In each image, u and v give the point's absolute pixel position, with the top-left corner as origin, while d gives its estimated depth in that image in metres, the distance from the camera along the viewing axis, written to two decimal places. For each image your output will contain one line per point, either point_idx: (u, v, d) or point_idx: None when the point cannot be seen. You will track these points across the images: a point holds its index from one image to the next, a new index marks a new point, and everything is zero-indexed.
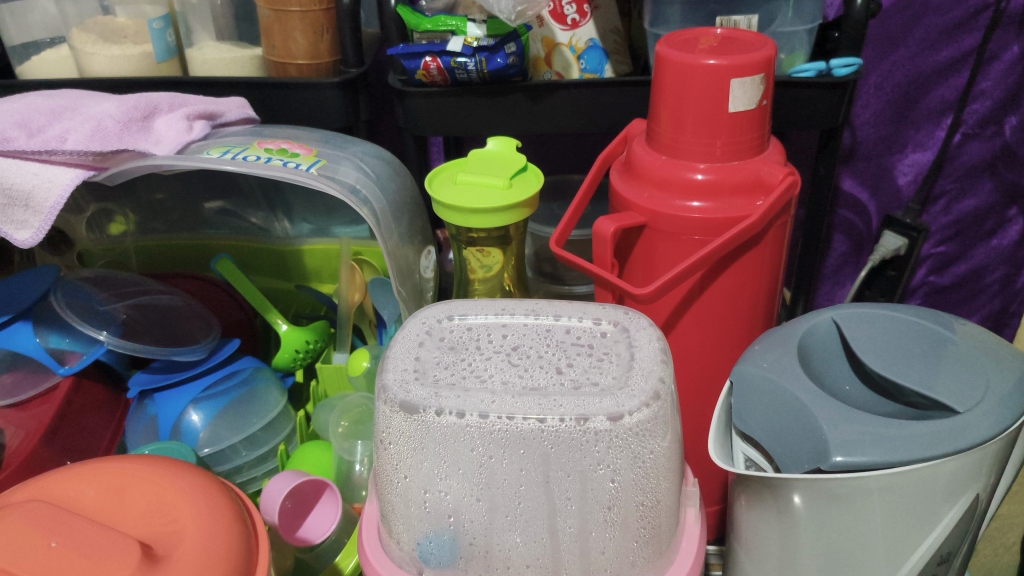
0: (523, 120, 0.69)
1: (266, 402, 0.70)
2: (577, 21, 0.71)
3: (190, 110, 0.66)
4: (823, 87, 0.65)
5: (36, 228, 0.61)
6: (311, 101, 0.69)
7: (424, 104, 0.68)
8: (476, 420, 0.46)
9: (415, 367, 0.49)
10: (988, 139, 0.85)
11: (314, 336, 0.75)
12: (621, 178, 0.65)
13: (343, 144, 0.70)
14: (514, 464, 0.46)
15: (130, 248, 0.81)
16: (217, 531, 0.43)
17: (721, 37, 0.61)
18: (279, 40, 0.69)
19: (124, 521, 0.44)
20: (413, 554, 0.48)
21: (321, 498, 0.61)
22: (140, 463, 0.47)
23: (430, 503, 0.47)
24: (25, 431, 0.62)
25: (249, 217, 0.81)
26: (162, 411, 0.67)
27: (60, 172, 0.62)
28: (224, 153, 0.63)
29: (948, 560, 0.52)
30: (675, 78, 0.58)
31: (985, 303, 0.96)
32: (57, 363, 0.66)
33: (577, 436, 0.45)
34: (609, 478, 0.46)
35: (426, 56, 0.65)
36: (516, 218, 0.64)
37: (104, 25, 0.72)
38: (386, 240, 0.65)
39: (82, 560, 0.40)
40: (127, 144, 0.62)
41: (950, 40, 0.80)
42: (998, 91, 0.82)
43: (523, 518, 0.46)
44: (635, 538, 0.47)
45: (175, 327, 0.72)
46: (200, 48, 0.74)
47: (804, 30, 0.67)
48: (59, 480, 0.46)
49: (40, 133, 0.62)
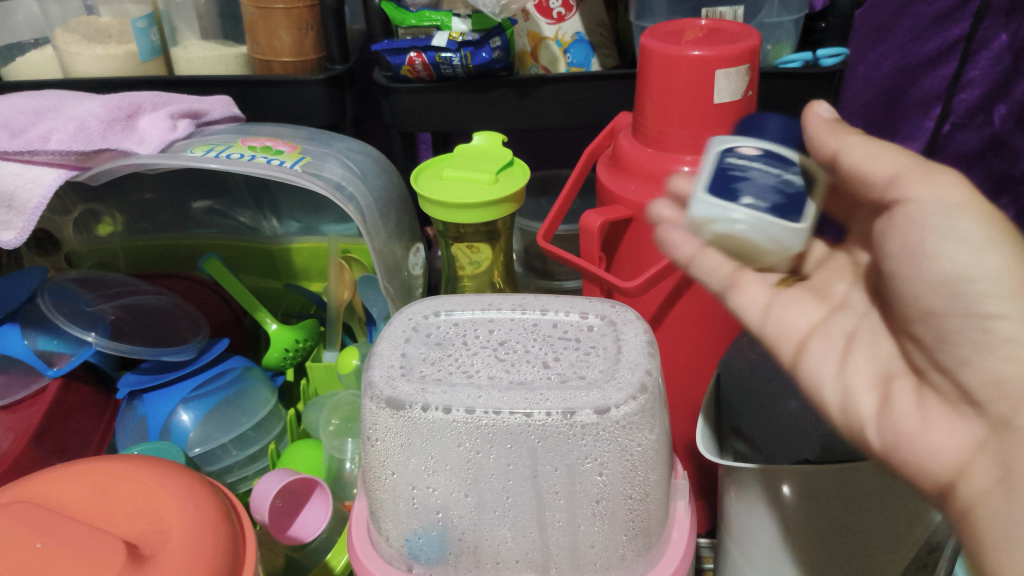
0: (510, 115, 0.69)
1: (256, 401, 0.70)
2: (563, 14, 0.70)
3: (174, 109, 0.66)
4: (805, 78, 0.64)
5: (20, 228, 0.61)
6: (295, 98, 0.69)
7: (409, 100, 0.68)
8: (462, 415, 0.46)
9: (401, 364, 0.49)
10: (978, 129, 0.82)
11: (304, 335, 0.75)
12: (608, 172, 0.65)
13: (329, 141, 0.69)
14: (501, 458, 0.46)
15: (118, 249, 0.81)
16: (204, 530, 0.43)
17: (706, 28, 0.61)
18: (263, 38, 0.69)
19: (111, 521, 0.44)
20: (403, 550, 0.48)
21: (311, 496, 0.61)
22: (128, 462, 0.47)
23: (418, 499, 0.47)
24: (14, 433, 0.62)
25: (236, 216, 0.81)
26: (150, 412, 0.67)
27: (43, 172, 0.61)
28: (208, 151, 0.63)
29: (937, 551, 0.53)
30: (660, 70, 0.58)
31: None
32: (46, 364, 0.66)
33: (564, 430, 0.45)
34: (597, 472, 0.46)
35: (410, 52, 0.65)
36: (503, 212, 0.64)
37: (88, 26, 0.72)
38: (372, 237, 0.65)
39: (69, 560, 0.40)
40: (110, 144, 0.61)
41: (938, 30, 0.80)
42: (987, 80, 0.79)
43: (512, 512, 0.46)
44: (624, 531, 0.47)
45: (164, 327, 0.72)
46: (185, 47, 0.74)
47: (791, 20, 0.67)
48: (45, 480, 0.45)
49: (22, 133, 0.61)
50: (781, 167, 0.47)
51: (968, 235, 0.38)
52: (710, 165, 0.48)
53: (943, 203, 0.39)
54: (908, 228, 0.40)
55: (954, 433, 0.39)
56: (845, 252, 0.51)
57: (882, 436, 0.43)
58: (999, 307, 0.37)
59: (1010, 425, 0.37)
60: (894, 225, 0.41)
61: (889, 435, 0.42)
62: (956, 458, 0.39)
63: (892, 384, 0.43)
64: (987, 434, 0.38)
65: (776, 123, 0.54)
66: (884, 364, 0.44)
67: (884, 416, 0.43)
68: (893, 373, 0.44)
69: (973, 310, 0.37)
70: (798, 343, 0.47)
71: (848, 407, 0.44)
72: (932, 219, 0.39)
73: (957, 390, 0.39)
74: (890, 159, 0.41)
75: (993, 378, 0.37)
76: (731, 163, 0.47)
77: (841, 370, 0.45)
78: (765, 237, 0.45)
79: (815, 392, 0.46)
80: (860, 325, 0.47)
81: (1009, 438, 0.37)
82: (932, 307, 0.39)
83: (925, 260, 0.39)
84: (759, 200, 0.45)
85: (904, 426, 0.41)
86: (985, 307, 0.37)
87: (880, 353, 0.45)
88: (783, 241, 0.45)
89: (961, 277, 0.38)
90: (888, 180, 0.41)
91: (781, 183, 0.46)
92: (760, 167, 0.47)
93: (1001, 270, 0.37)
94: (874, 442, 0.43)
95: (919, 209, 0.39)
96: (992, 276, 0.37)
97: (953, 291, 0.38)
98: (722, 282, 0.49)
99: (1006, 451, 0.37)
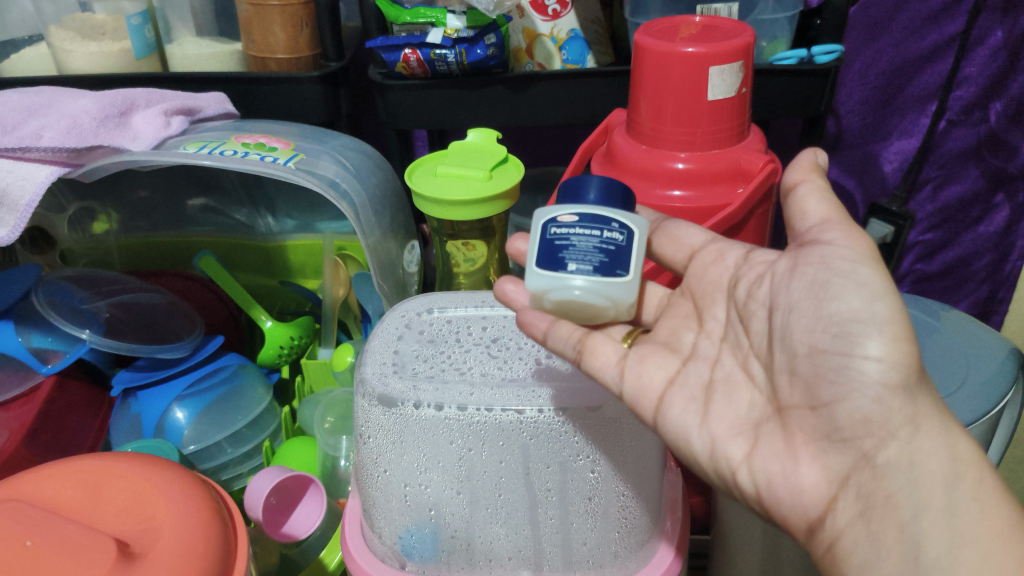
0: (505, 112, 0.69)
1: (250, 398, 0.70)
2: (558, 11, 0.70)
3: (168, 106, 0.66)
4: (800, 74, 0.64)
5: (11, 226, 0.60)
6: (290, 95, 0.69)
7: (403, 97, 0.68)
8: (454, 412, 0.46)
9: (394, 362, 0.49)
10: (973, 125, 0.83)
11: (299, 332, 0.75)
12: (602, 168, 0.65)
13: (323, 138, 0.69)
14: (494, 456, 0.46)
15: (113, 247, 0.81)
16: (195, 528, 0.43)
17: (701, 25, 0.61)
18: (258, 34, 0.69)
19: (101, 519, 0.43)
20: (396, 548, 0.48)
21: (305, 494, 0.61)
22: (119, 460, 0.46)
23: (410, 496, 0.47)
24: (7, 431, 0.62)
25: (232, 214, 0.81)
26: (144, 409, 0.67)
27: (35, 169, 0.61)
28: (201, 149, 0.63)
29: None
30: (653, 67, 0.58)
31: (972, 290, 0.94)
32: (39, 362, 0.65)
33: (556, 427, 0.46)
34: (590, 469, 0.46)
35: (405, 49, 0.65)
36: (498, 209, 0.64)
37: (82, 22, 0.71)
38: (366, 234, 0.65)
39: (60, 559, 0.40)
40: (103, 141, 0.61)
41: (934, 27, 0.80)
42: (982, 77, 0.80)
43: (504, 510, 0.47)
44: (617, 528, 0.47)
45: (158, 326, 0.72)
46: (180, 44, 0.74)
47: (785, 17, 0.67)
48: (35, 478, 0.45)
49: (15, 130, 0.61)
50: (600, 225, 0.46)
51: (867, 281, 0.41)
52: (536, 237, 0.47)
53: (850, 253, 0.42)
54: (818, 265, 0.43)
55: (818, 470, 0.42)
56: (686, 299, 0.52)
57: (753, 479, 0.43)
58: (880, 351, 0.40)
59: (872, 460, 0.41)
60: (802, 267, 0.43)
61: (760, 477, 0.43)
62: (821, 496, 0.41)
63: (760, 431, 0.44)
64: (851, 470, 0.41)
65: (594, 180, 0.48)
66: (744, 413, 0.45)
67: (753, 460, 0.43)
68: (757, 419, 0.44)
69: (853, 351, 0.40)
70: (657, 398, 0.45)
71: (717, 453, 0.44)
72: (842, 262, 0.42)
73: (823, 428, 0.41)
74: (828, 205, 0.45)
75: (862, 417, 0.40)
76: (550, 232, 0.46)
77: (702, 424, 0.45)
78: (600, 298, 0.45)
79: (682, 444, 0.45)
80: (715, 374, 0.47)
81: (870, 472, 0.41)
82: (819, 346, 0.41)
83: (826, 300, 0.41)
84: (584, 266, 0.45)
85: (772, 468, 0.42)
86: (865, 349, 0.40)
87: (736, 401, 0.45)
88: (616, 298, 0.45)
89: (852, 320, 0.40)
90: (819, 223, 0.45)
91: (602, 244, 0.45)
92: (580, 231, 0.45)
93: (889, 320, 0.40)
94: (745, 485, 0.43)
95: (831, 252, 0.43)
96: (881, 323, 0.40)
97: (841, 330, 0.41)
98: (574, 349, 0.46)
99: (868, 485, 0.41)
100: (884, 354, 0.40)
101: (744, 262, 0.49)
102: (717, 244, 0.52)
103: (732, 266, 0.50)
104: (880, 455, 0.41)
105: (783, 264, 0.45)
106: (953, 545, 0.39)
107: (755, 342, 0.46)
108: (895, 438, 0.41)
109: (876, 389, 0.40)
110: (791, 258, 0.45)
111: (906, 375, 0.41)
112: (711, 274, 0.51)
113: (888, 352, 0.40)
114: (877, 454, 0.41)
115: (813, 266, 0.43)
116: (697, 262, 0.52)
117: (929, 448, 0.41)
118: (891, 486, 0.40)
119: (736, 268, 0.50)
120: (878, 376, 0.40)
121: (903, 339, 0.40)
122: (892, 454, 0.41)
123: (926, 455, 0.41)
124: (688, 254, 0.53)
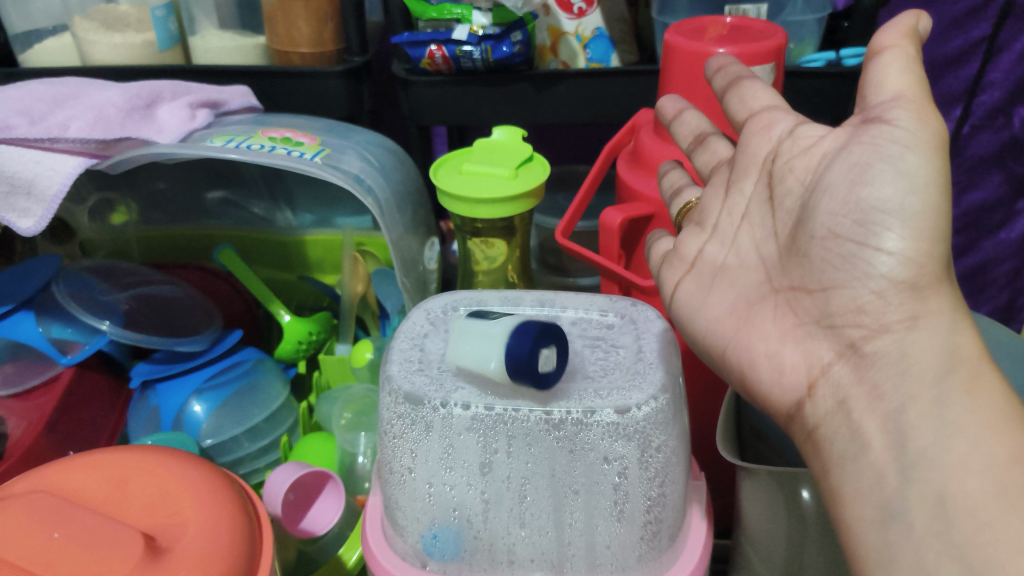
0: (529, 109, 0.68)
1: (267, 393, 0.69)
2: (584, 9, 0.70)
3: (193, 98, 0.66)
4: (828, 75, 0.64)
5: (39, 216, 0.60)
6: (314, 89, 0.69)
7: (427, 93, 0.67)
8: (482, 413, 0.46)
9: (421, 360, 0.50)
10: (997, 131, 0.82)
11: (317, 327, 0.75)
12: (628, 169, 0.65)
13: (348, 133, 0.69)
14: (521, 456, 0.46)
15: (132, 238, 0.80)
16: (221, 523, 0.43)
17: (731, 26, 0.60)
18: (282, 28, 0.68)
19: (127, 513, 0.43)
20: (418, 547, 0.48)
21: (324, 488, 0.61)
22: (144, 454, 0.46)
23: (435, 495, 0.47)
24: (27, 422, 0.61)
25: (251, 207, 0.80)
26: (163, 402, 0.67)
27: (63, 160, 0.61)
28: (227, 142, 0.62)
29: None
30: (683, 67, 0.57)
31: (993, 296, 0.92)
32: (59, 353, 0.65)
33: (585, 429, 0.46)
34: (617, 473, 0.46)
35: (431, 45, 0.64)
36: (522, 209, 0.63)
37: (106, 14, 0.72)
38: (389, 230, 0.65)
39: (86, 554, 0.40)
40: (130, 132, 0.62)
41: (959, 31, 0.78)
42: (1008, 82, 0.79)
43: (530, 510, 0.47)
44: (642, 533, 0.47)
45: (178, 320, 0.71)
46: (203, 36, 0.73)
47: (813, 19, 0.66)
48: (61, 470, 0.45)
49: (42, 120, 0.62)
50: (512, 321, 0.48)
51: (909, 172, 0.40)
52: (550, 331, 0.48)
53: (908, 137, 0.40)
54: (867, 146, 0.41)
55: (800, 353, 0.43)
56: None
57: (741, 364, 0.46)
58: (895, 245, 0.40)
59: (858, 350, 0.41)
60: (850, 147, 0.42)
61: (746, 357, 0.45)
62: (799, 383, 0.43)
63: (753, 310, 0.46)
64: (835, 360, 0.42)
65: None
66: (745, 292, 0.47)
67: (745, 341, 0.46)
68: (754, 297, 0.46)
69: (868, 240, 0.40)
70: (677, 286, 0.51)
71: (711, 331, 0.48)
72: (892, 146, 0.40)
73: (814, 312, 0.43)
74: (909, 76, 0.41)
75: (857, 306, 0.41)
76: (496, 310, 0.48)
77: (702, 306, 0.48)
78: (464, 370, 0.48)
79: (691, 327, 0.49)
80: (730, 259, 0.49)
81: (856, 361, 0.41)
82: (836, 231, 0.41)
83: (860, 184, 0.41)
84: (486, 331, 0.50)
85: (758, 348, 0.45)
86: (881, 242, 0.40)
87: (739, 286, 0.47)
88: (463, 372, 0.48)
89: (878, 208, 0.40)
90: (893, 97, 0.41)
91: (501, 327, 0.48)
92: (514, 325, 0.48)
93: (917, 214, 0.40)
94: (733, 365, 0.46)
95: (888, 132, 0.40)
96: (908, 215, 0.40)
97: (863, 218, 0.40)
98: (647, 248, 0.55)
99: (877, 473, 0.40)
100: (899, 249, 0.40)
101: (788, 136, 0.46)
102: (772, 110, 0.48)
103: (776, 139, 0.47)
104: (868, 345, 0.41)
105: (834, 140, 0.43)
106: (942, 435, 0.38)
107: (780, 220, 0.46)
108: (889, 330, 0.41)
109: (878, 281, 0.41)
110: (846, 134, 0.43)
111: (917, 274, 0.40)
112: (755, 144, 0.48)
113: (903, 247, 0.40)
114: (865, 344, 0.41)
115: (861, 147, 0.41)
116: (752, 124, 0.49)
117: (927, 343, 0.40)
118: (877, 376, 0.41)
119: (780, 140, 0.47)
120: (886, 269, 0.40)
121: (925, 235, 0.40)
122: (883, 345, 0.41)
123: (920, 348, 0.40)
124: (746, 117, 0.50)
